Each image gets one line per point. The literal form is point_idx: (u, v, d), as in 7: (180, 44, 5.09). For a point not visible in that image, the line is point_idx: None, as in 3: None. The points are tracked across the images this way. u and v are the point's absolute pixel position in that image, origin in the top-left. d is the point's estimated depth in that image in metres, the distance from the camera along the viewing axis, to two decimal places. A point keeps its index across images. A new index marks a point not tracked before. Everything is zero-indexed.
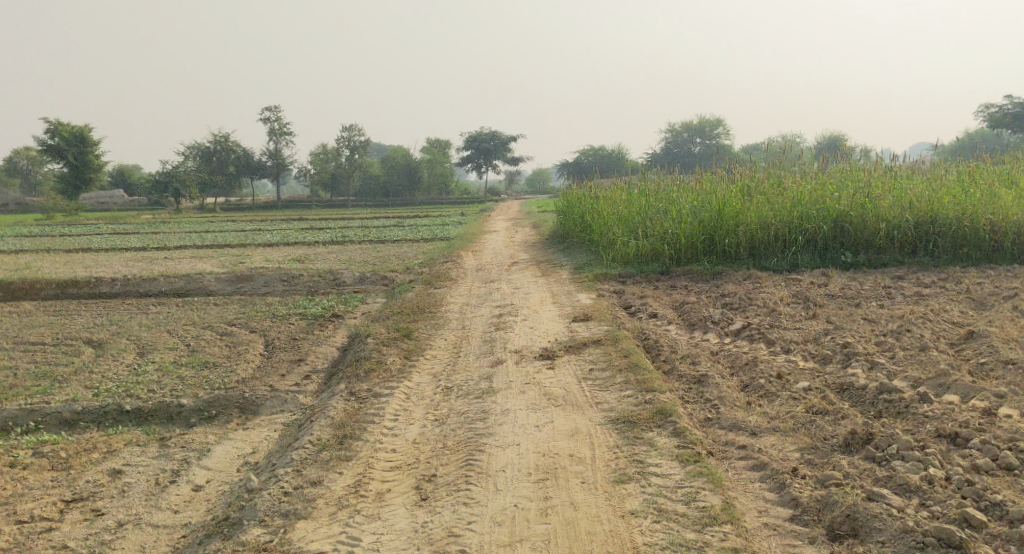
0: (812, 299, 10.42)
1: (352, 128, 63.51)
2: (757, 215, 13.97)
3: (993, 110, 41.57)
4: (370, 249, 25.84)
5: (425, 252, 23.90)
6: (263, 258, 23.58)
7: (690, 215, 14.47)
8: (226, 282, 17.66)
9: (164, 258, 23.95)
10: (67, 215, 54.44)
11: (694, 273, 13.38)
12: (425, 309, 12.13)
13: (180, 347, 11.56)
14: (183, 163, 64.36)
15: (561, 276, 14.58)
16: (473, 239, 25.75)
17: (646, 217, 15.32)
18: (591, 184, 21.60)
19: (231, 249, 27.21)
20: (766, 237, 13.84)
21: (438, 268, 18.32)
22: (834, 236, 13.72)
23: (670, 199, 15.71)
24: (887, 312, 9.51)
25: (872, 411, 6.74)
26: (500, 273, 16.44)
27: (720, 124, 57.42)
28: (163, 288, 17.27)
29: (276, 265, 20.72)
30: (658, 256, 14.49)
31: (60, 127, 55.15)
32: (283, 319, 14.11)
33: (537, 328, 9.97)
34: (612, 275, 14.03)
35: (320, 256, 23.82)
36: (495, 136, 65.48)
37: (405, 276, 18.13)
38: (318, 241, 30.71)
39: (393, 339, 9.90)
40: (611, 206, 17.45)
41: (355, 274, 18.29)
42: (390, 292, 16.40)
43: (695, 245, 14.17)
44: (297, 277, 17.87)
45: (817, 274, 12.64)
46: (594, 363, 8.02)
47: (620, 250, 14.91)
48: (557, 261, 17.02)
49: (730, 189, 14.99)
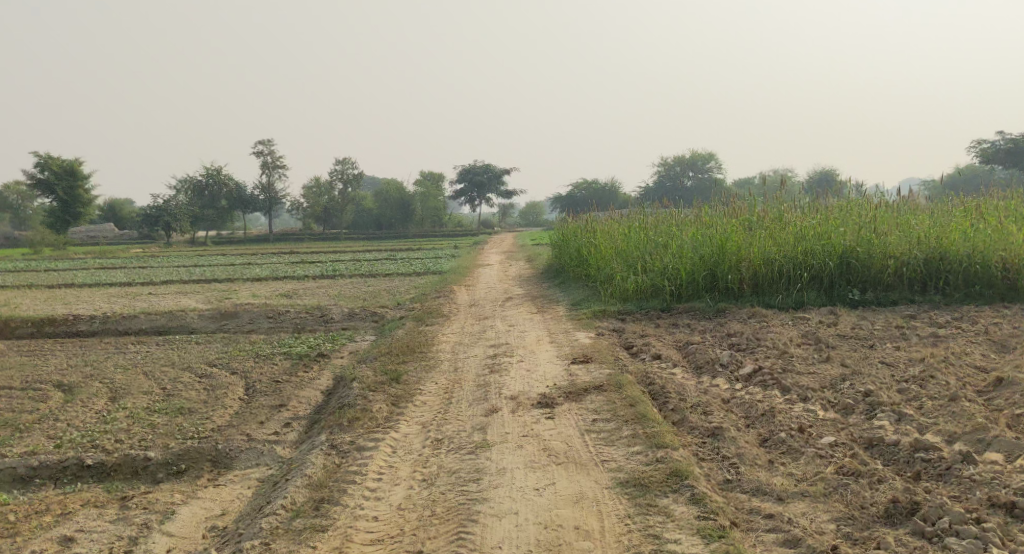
0: (824, 339, 9.86)
1: (345, 161, 63.20)
2: (760, 250, 13.45)
3: (986, 145, 41.39)
4: (360, 284, 25.27)
5: (417, 286, 23.32)
6: (250, 293, 22.95)
7: (691, 250, 13.95)
8: (210, 319, 17.04)
9: (149, 294, 23.33)
10: (55, 250, 53.92)
11: (697, 311, 12.83)
12: (415, 349, 11.53)
13: (155, 391, 10.92)
14: (174, 197, 63.91)
15: (558, 313, 14.00)
16: (466, 273, 25.18)
17: (645, 253, 14.79)
18: (587, 218, 21.10)
19: (219, 284, 26.60)
20: (770, 273, 13.30)
21: (429, 304, 17.73)
22: (841, 272, 13.19)
23: (669, 233, 15.20)
24: (905, 355, 8.95)
25: (910, 472, 6.18)
26: (494, 310, 15.85)
27: (712, 158, 57.19)
28: (143, 326, 16.62)
29: (263, 301, 20.11)
30: (657, 292, 13.94)
31: (50, 161, 54.79)
32: (267, 359, 13.48)
33: (533, 371, 9.38)
34: (610, 312, 13.45)
35: (309, 291, 23.23)
36: (489, 169, 65.27)
37: (395, 312, 17.52)
38: (309, 276, 30.12)
39: (380, 382, 9.31)
40: (608, 239, 16.93)
41: (344, 310, 17.69)
42: (379, 329, 15.80)
43: (695, 281, 13.63)
44: (283, 313, 17.25)
45: (825, 312, 12.09)
46: (597, 413, 7.43)
47: (618, 285, 14.36)
48: (553, 296, 16.46)
49: (732, 224, 14.50)
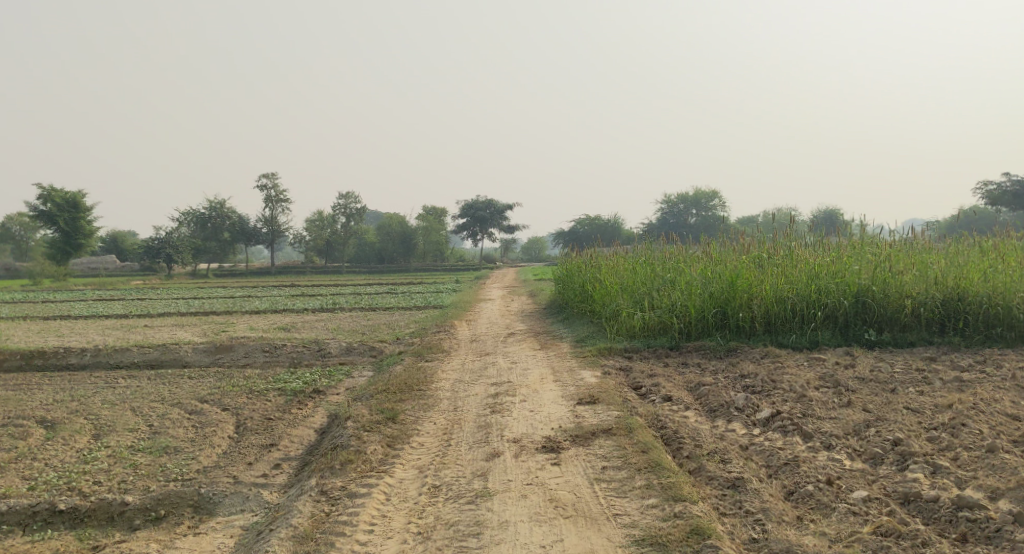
0: (842, 382, 9.39)
1: (348, 195, 63.08)
2: (772, 288, 13.03)
3: (991, 188, 41.13)
4: (360, 318, 24.78)
5: (418, 320, 22.86)
6: (247, 326, 22.51)
7: (701, 287, 13.52)
8: (204, 352, 16.56)
9: (145, 326, 22.87)
10: (55, 281, 53.59)
11: (707, 350, 12.37)
12: (414, 386, 11.04)
13: (140, 428, 10.45)
14: (177, 229, 63.72)
15: (562, 351, 13.53)
16: (467, 308, 24.73)
17: (653, 289, 14.37)
18: (591, 253, 20.69)
19: (216, 317, 26.16)
20: (782, 311, 12.86)
21: (430, 339, 17.26)
22: (856, 312, 12.73)
23: (677, 269, 14.78)
24: (930, 400, 8.48)
25: (955, 534, 5.73)
26: (495, 346, 15.38)
27: (716, 197, 56.98)
28: (135, 359, 16.16)
29: (259, 335, 19.65)
30: (665, 330, 13.48)
31: (53, 192, 54.68)
32: (260, 395, 13.01)
33: (537, 412, 8.90)
34: (617, 350, 12.99)
35: (307, 325, 22.78)
36: (491, 204, 65.10)
37: (394, 347, 17.05)
38: (308, 309, 29.68)
39: (376, 421, 8.84)
40: (614, 275, 16.50)
41: (342, 345, 17.21)
42: (378, 365, 15.33)
43: (705, 319, 13.19)
44: (279, 347, 16.80)
45: (841, 353, 11.62)
46: (607, 460, 6.95)
47: (624, 322, 13.91)
48: (557, 333, 16.00)
49: (742, 260, 14.10)
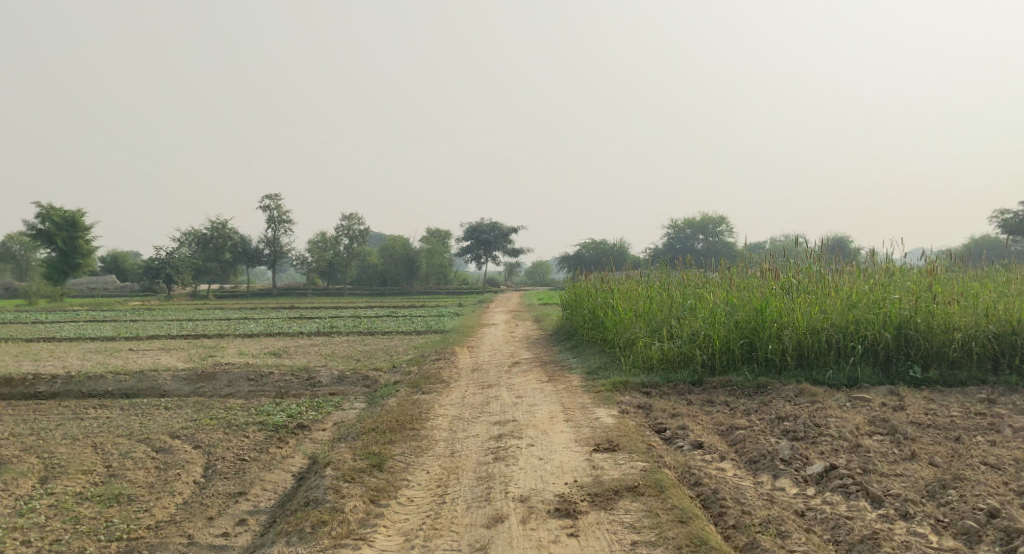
0: (899, 428, 8.14)
1: (351, 216, 62.13)
2: (805, 317, 11.82)
3: (1006, 218, 39.97)
4: (357, 343, 23.53)
5: (417, 346, 21.61)
6: (237, 351, 21.26)
7: (726, 316, 12.31)
8: (185, 380, 15.32)
9: (129, 350, 21.62)
10: (51, 301, 52.53)
11: (734, 386, 11.16)
12: (407, 424, 9.79)
13: (95, 470, 9.22)
14: (178, 249, 62.76)
15: (572, 384, 12.30)
16: (470, 333, 23.51)
17: (672, 316, 13.15)
18: (601, 277, 19.48)
19: (207, 341, 24.94)
20: (816, 344, 11.64)
21: (428, 368, 16.02)
22: (898, 346, 11.50)
23: (698, 294, 13.56)
24: (1008, 453, 7.25)
25: None
26: (499, 376, 14.14)
27: (723, 222, 55.85)
28: (110, 388, 14.93)
29: (248, 361, 18.43)
30: (687, 362, 12.26)
31: (52, 211, 53.74)
32: (238, 430, 11.76)
33: (548, 460, 7.67)
34: (633, 384, 11.75)
35: (301, 350, 21.55)
36: (496, 227, 64.05)
37: (390, 376, 15.81)
38: (304, 333, 28.45)
39: (358, 468, 7.61)
40: (627, 301, 15.27)
41: (334, 373, 15.97)
42: (371, 396, 14.10)
43: (731, 351, 11.98)
44: (266, 374, 15.57)
45: (886, 393, 10.38)
46: (636, 532, 5.80)
47: (641, 353, 12.67)
48: (565, 362, 14.78)
49: (771, 286, 12.89)
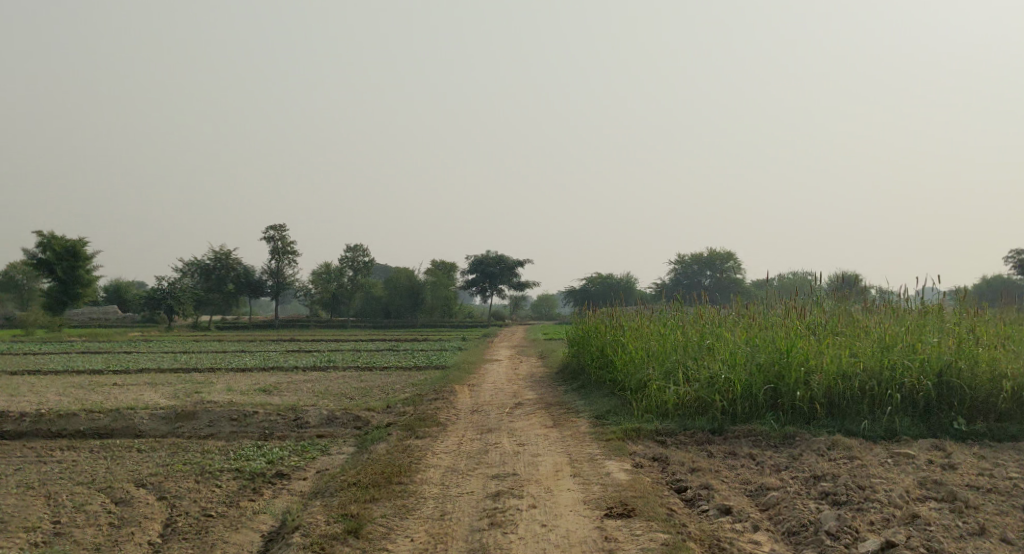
0: (958, 493, 7.08)
1: (355, 248, 61.24)
2: (835, 361, 10.77)
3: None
4: (354, 379, 22.44)
5: (416, 383, 20.52)
6: (225, 387, 20.15)
7: (748, 359, 11.26)
8: (162, 419, 14.25)
9: (113, 385, 20.58)
10: (48, 332, 51.57)
11: (758, 438, 10.10)
12: (394, 477, 8.74)
13: (41, 527, 8.18)
14: (180, 280, 62.02)
15: (579, 430, 11.23)
16: (471, 369, 22.39)
17: (687, 357, 12.10)
18: (610, 313, 18.41)
19: (198, 374, 23.88)
20: (847, 391, 10.56)
21: (424, 408, 14.94)
22: (940, 394, 10.41)
23: (716, 334, 12.50)
24: None
25: None
26: (500, 419, 13.06)
27: (731, 258, 54.74)
28: (82, 427, 13.87)
29: (235, 398, 17.36)
30: (705, 409, 11.19)
31: (53, 240, 52.92)
32: (211, 477, 10.70)
33: (551, 529, 6.62)
34: (647, 433, 10.69)
35: (293, 386, 20.46)
36: (501, 260, 63.08)
37: (383, 416, 14.73)
38: (300, 367, 27.37)
39: (331, 535, 6.58)
40: (639, 339, 14.18)
41: (323, 412, 14.89)
42: (360, 440, 13.03)
43: (754, 397, 10.92)
44: (250, 413, 14.50)
45: (930, 448, 9.29)
46: None
47: (654, 397, 11.60)
48: (572, 405, 13.72)
49: (797, 325, 11.82)
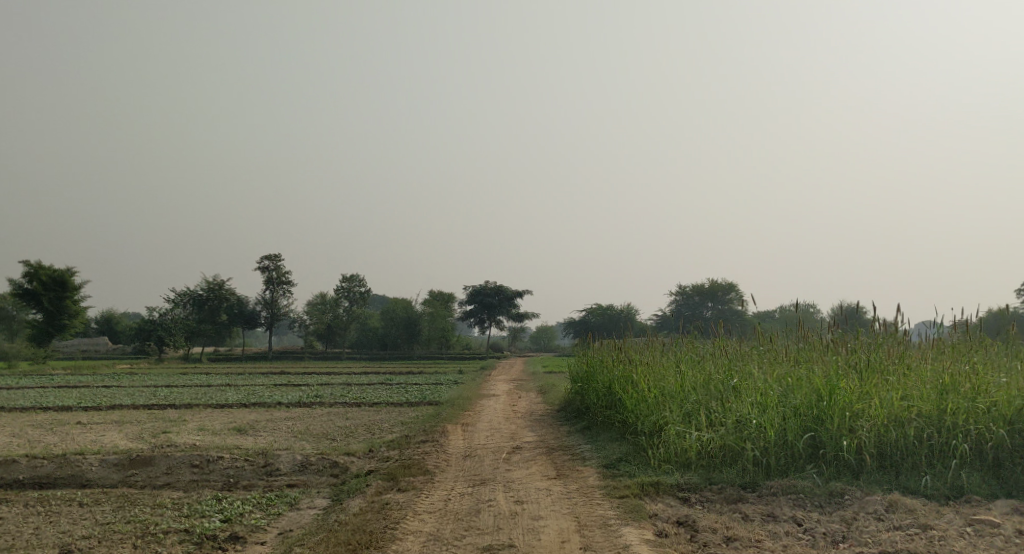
0: None
1: (350, 278, 59.72)
2: (886, 404, 9.21)
3: None
4: (339, 417, 20.76)
5: (406, 422, 18.84)
6: (198, 427, 18.47)
7: (782, 401, 9.70)
8: (114, 466, 12.63)
9: (76, 425, 18.87)
10: (31, 364, 49.87)
11: (801, 498, 8.54)
12: None
13: None
14: (171, 311, 60.31)
15: (586, 484, 9.63)
16: (467, 406, 20.73)
17: (710, 398, 10.53)
18: (618, 345, 16.79)
19: (174, 412, 22.22)
20: (901, 440, 9.00)
21: (410, 453, 13.30)
22: (1012, 445, 8.83)
23: (742, 368, 10.93)
24: None
25: None
26: (495, 467, 11.44)
27: (733, 290, 53.10)
28: (22, 476, 12.26)
29: (204, 440, 15.69)
30: (733, 460, 9.61)
31: (39, 269, 51.24)
32: (154, 543, 9.11)
33: None
34: (667, 489, 9.11)
35: (271, 426, 18.78)
36: (500, 290, 61.53)
37: (364, 462, 13.10)
38: (285, 403, 25.68)
39: None
40: (652, 375, 12.58)
41: (296, 457, 13.25)
42: (336, 492, 11.40)
43: (791, 446, 9.34)
44: (213, 459, 12.85)
45: (1012, 511, 7.72)
46: None
47: (672, 444, 10.02)
48: (577, 450, 12.10)
49: (834, 360, 10.27)
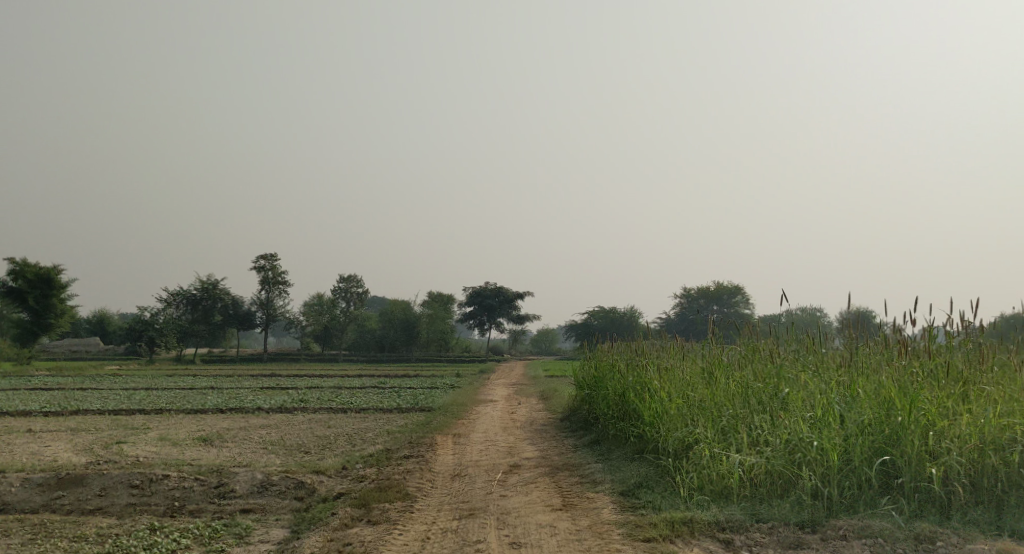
0: None
1: (347, 278, 57.82)
2: (981, 421, 7.26)
3: None
4: (320, 426, 18.77)
5: (392, 432, 16.85)
6: (159, 437, 16.49)
7: (844, 416, 7.74)
8: (37, 489, 10.69)
9: (25, 435, 16.89)
10: (15, 365, 47.75)
11: (880, 545, 6.60)
12: None
13: None
14: (163, 311, 58.27)
15: (602, 519, 7.68)
16: (462, 414, 18.74)
17: (751, 411, 8.56)
18: (630, 347, 14.75)
19: (144, 419, 20.23)
20: (1002, 469, 7.06)
21: (388, 471, 11.31)
22: None
23: (789, 368, 8.95)
24: None
25: None
26: (488, 492, 9.46)
27: (739, 293, 51.06)
28: None
29: (159, 454, 13.72)
30: (785, 490, 7.68)
31: (25, 267, 49.14)
32: None
33: None
34: (705, 528, 7.16)
35: (242, 436, 16.79)
36: (501, 292, 59.60)
37: (333, 481, 11.11)
38: (266, 408, 23.69)
39: None
40: (676, 382, 10.59)
41: (254, 475, 11.25)
42: (295, 523, 9.43)
43: (859, 472, 7.38)
44: (157, 477, 10.84)
45: None
46: None
47: (706, 469, 8.06)
48: (585, 471, 10.13)
49: (905, 365, 8.25)
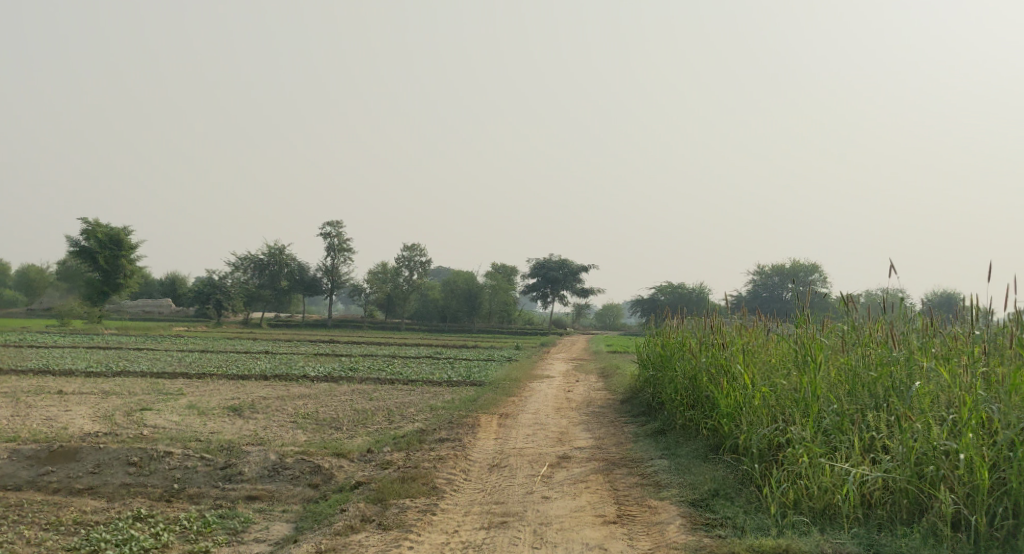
0: None
1: (410, 247, 56.79)
2: None
3: None
4: (362, 398, 17.44)
5: (435, 408, 15.38)
6: (187, 405, 15.33)
7: (994, 419, 5.88)
8: (25, 463, 9.50)
9: (52, 397, 15.93)
10: (84, 325, 48.04)
11: None
12: None
13: None
14: (230, 275, 58.03)
15: (667, 541, 6.01)
16: (514, 391, 17.20)
17: (863, 406, 6.76)
18: (701, 325, 12.90)
19: (181, 384, 19.15)
20: None
21: (415, 457, 9.78)
22: None
23: (907, 347, 7.10)
24: None
25: None
26: (528, 491, 7.84)
27: (816, 271, 48.23)
28: None
29: (178, 426, 12.47)
30: (912, 513, 5.91)
31: (95, 228, 49.11)
32: None
33: None
34: None
35: (274, 407, 15.53)
36: (565, 264, 57.84)
37: (354, 467, 9.63)
38: (311, 376, 22.52)
39: None
40: (759, 366, 8.79)
41: (266, 454, 9.84)
42: (299, 519, 7.97)
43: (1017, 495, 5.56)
44: (158, 455, 9.53)
45: None
46: None
47: (805, 480, 6.31)
48: (649, 469, 8.43)
49: None
